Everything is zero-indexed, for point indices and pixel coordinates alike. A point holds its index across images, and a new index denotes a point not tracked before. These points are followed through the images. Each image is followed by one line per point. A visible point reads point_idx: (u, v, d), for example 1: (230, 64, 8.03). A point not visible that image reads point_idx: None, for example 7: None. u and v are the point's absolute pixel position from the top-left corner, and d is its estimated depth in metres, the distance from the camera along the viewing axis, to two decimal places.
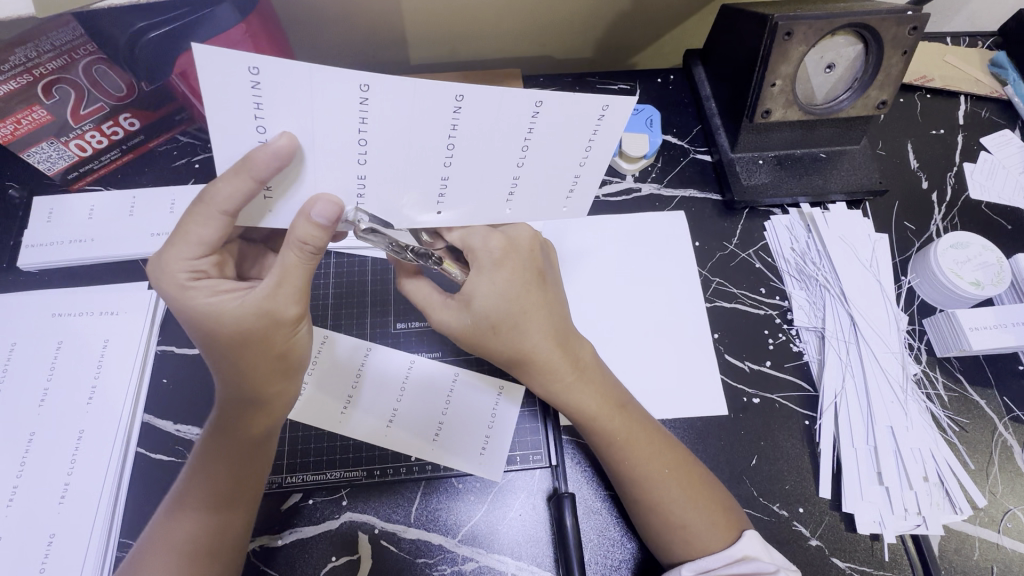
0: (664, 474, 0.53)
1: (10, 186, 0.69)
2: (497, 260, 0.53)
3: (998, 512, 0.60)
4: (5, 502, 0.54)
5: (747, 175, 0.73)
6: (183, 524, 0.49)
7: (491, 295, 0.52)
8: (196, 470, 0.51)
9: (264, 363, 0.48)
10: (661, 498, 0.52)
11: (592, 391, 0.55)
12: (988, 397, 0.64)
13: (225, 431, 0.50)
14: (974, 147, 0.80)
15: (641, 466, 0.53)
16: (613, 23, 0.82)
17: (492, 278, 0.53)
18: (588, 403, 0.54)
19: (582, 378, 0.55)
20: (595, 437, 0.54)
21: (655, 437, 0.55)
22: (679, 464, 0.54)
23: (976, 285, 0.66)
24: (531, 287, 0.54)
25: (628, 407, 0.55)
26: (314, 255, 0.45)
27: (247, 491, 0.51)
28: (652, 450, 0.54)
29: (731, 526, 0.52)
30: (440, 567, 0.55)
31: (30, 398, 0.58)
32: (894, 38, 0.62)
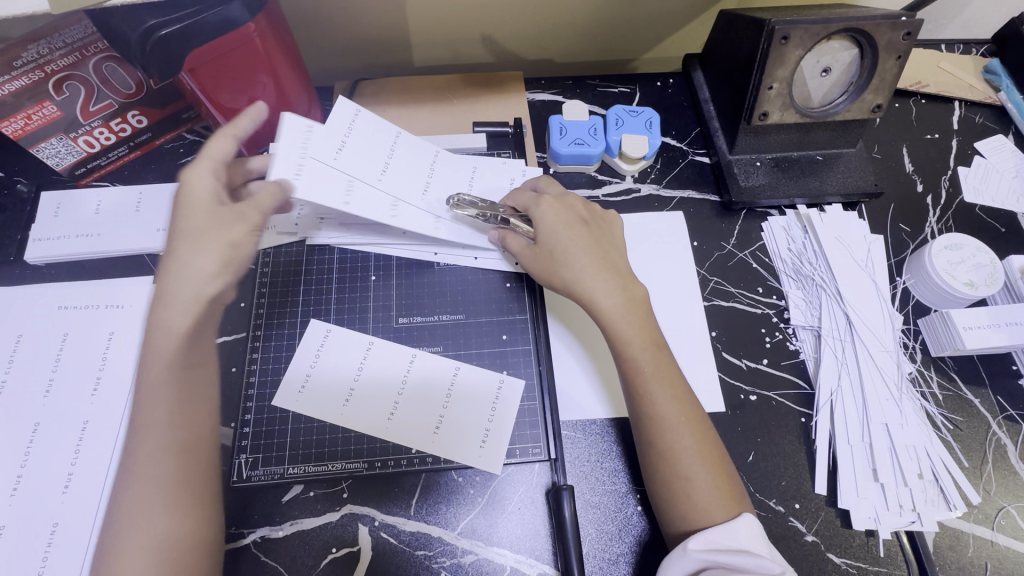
0: (680, 422, 0.53)
1: (18, 182, 0.70)
2: (571, 216, 0.62)
3: (992, 509, 0.60)
4: (9, 491, 0.54)
5: (745, 177, 0.74)
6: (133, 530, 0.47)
7: (547, 227, 0.61)
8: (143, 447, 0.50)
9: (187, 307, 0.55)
10: (675, 447, 0.52)
11: (633, 317, 0.58)
12: (982, 396, 0.65)
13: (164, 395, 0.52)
14: (968, 151, 0.81)
15: (662, 408, 0.54)
16: (615, 27, 0.83)
17: (545, 214, 0.61)
18: (626, 333, 0.57)
19: (630, 303, 0.58)
20: (631, 368, 0.56)
21: (682, 389, 0.55)
22: (697, 419, 0.54)
23: (969, 285, 0.67)
24: (577, 228, 0.61)
25: (664, 349, 0.57)
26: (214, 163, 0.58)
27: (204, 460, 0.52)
28: (676, 395, 0.54)
29: (734, 502, 0.51)
30: (439, 559, 0.55)
31: (34, 389, 0.59)
32: (888, 42, 0.64)
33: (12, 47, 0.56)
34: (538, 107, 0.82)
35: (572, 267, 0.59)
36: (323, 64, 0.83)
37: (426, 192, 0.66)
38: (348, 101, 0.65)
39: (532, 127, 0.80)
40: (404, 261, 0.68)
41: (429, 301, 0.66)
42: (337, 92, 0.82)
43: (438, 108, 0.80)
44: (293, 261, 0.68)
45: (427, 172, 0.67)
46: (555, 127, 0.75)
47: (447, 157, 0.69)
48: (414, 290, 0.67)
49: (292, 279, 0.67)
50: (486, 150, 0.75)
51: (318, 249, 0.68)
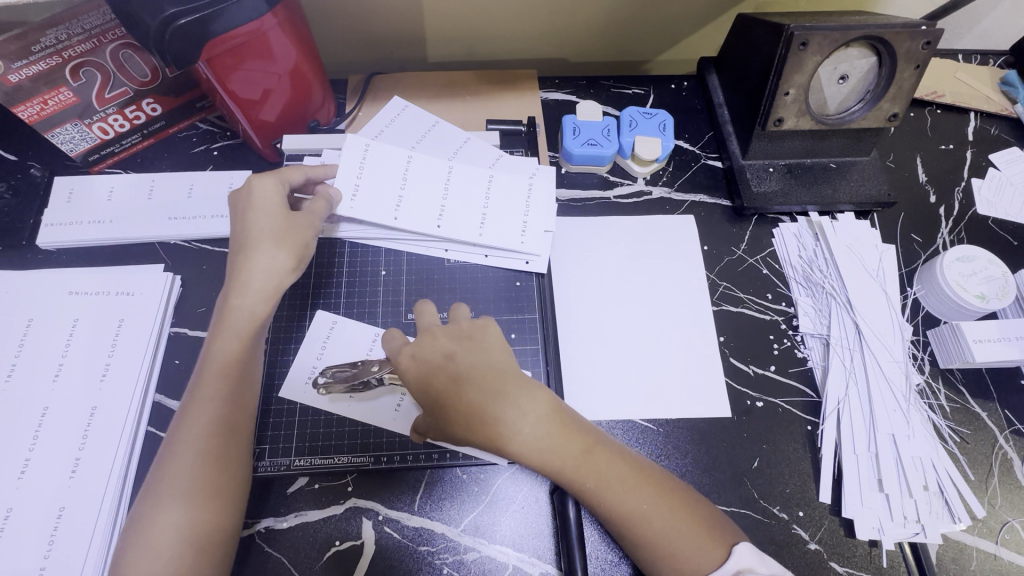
0: (646, 506, 0.50)
1: (32, 166, 0.70)
2: (440, 343, 0.52)
3: (996, 523, 0.60)
4: (18, 473, 0.55)
5: (758, 182, 0.73)
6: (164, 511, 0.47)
7: (426, 376, 0.50)
8: (170, 453, 0.50)
9: (242, 327, 0.55)
10: (652, 530, 0.49)
11: (556, 431, 0.50)
12: (989, 409, 0.65)
13: (213, 391, 0.52)
14: (983, 163, 0.80)
15: (620, 507, 0.49)
16: (630, 27, 0.83)
17: (403, 366, 0.51)
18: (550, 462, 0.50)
19: (548, 420, 0.51)
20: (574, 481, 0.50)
21: (632, 472, 0.51)
22: (662, 493, 0.51)
23: (980, 298, 0.66)
24: (449, 359, 0.51)
25: (595, 446, 0.51)
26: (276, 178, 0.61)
27: (241, 445, 0.52)
28: (629, 487, 0.50)
29: (721, 541, 0.50)
30: (441, 556, 0.55)
31: (44, 374, 0.59)
32: (907, 51, 0.63)
33: (31, 32, 0.55)
34: (552, 107, 0.82)
35: (491, 399, 0.50)
36: (338, 58, 0.83)
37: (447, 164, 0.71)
38: (399, 98, 0.75)
39: (546, 127, 0.80)
40: (415, 257, 0.69)
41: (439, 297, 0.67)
42: (351, 85, 0.82)
43: (451, 105, 0.80)
44: None
45: (450, 154, 0.72)
46: (568, 127, 0.75)
47: (477, 142, 0.73)
48: (425, 288, 0.67)
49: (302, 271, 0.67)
50: (499, 148, 0.75)
51: (328, 243, 0.68)
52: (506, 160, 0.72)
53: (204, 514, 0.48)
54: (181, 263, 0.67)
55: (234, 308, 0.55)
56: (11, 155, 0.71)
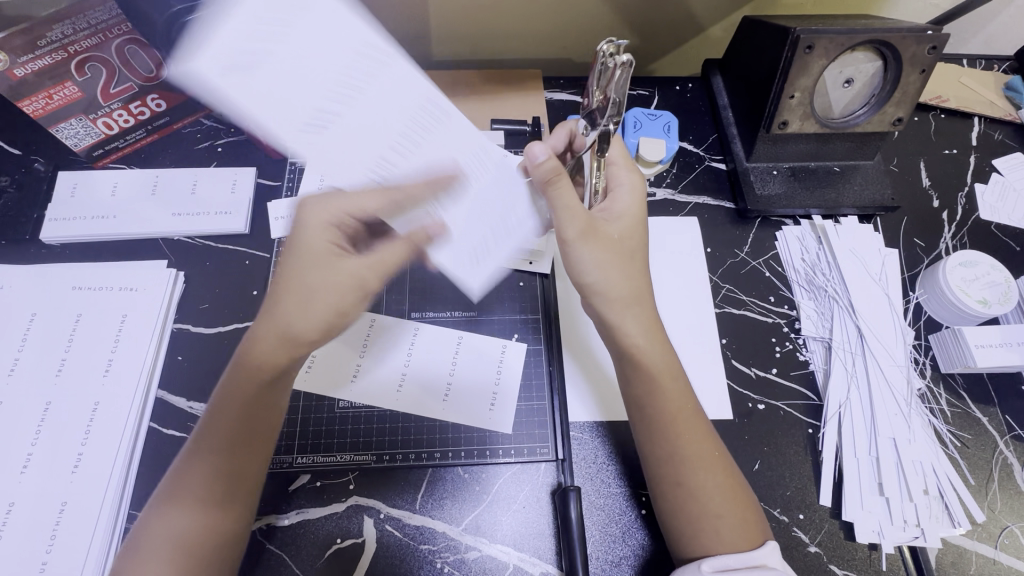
0: (702, 459, 0.53)
1: (36, 160, 0.70)
2: (631, 193, 0.58)
3: (996, 528, 0.60)
4: (20, 469, 0.55)
5: (761, 185, 0.74)
6: (172, 517, 0.48)
7: (626, 203, 0.58)
8: (190, 457, 0.50)
9: (273, 338, 0.50)
10: (695, 483, 0.52)
11: (662, 354, 0.55)
12: (990, 414, 0.65)
13: (228, 404, 0.51)
14: (986, 168, 0.80)
15: (683, 452, 0.53)
16: (635, 28, 0.83)
17: (629, 178, 0.59)
18: (656, 362, 0.55)
19: (653, 333, 0.56)
20: (660, 410, 0.54)
21: (703, 429, 0.54)
22: (716, 456, 0.53)
23: (983, 303, 0.66)
24: (643, 224, 0.58)
25: (680, 375, 0.56)
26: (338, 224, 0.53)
27: (253, 457, 0.51)
28: (695, 432, 0.54)
29: (755, 536, 0.51)
30: (442, 555, 0.55)
31: (47, 368, 0.59)
32: (913, 55, 0.63)
33: (37, 26, 0.56)
34: (556, 107, 0.82)
35: (592, 254, 0.54)
36: None
37: None
38: None
39: (550, 126, 0.80)
40: None
41: (442, 296, 0.67)
42: None
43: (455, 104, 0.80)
44: None
45: None
46: None
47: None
48: (429, 287, 0.67)
49: None
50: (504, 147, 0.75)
51: None
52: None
53: (203, 523, 0.48)
54: (184, 259, 0.67)
55: (265, 336, 0.51)
56: (15, 150, 0.70)
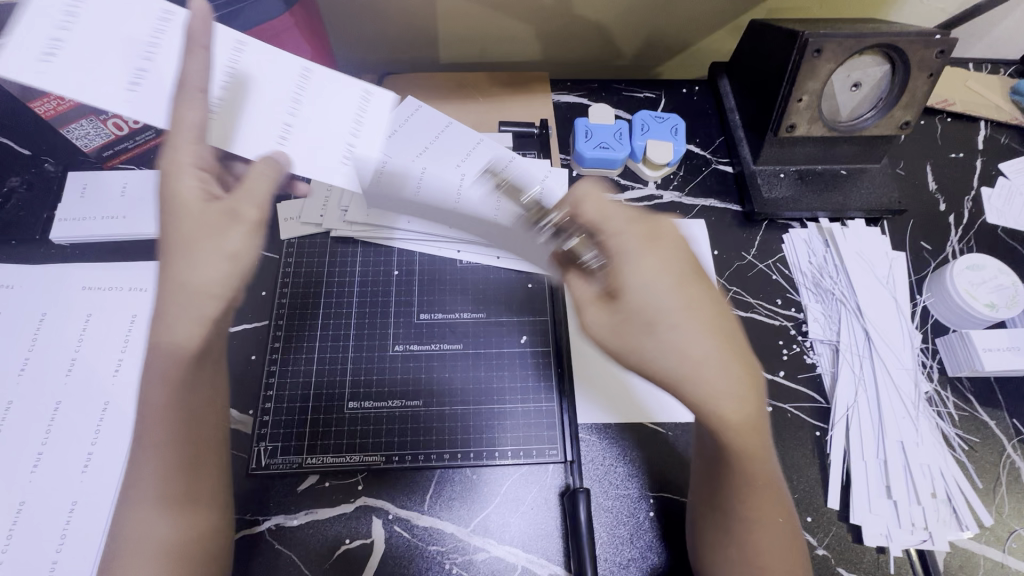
0: (776, 521, 0.49)
1: (46, 161, 0.70)
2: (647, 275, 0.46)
3: (1004, 532, 0.60)
4: (30, 468, 0.55)
5: (769, 188, 0.74)
6: (139, 522, 0.46)
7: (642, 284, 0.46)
8: (140, 456, 0.47)
9: (218, 266, 0.49)
10: (759, 549, 0.49)
11: (756, 438, 0.46)
12: (997, 418, 0.65)
13: (160, 389, 0.48)
14: (992, 172, 0.81)
15: (743, 526, 0.49)
16: (642, 31, 0.83)
17: (656, 279, 0.46)
18: (751, 447, 0.47)
19: (753, 399, 0.45)
20: (745, 485, 0.48)
21: (776, 499, 0.49)
22: (785, 506, 0.50)
23: (990, 307, 0.67)
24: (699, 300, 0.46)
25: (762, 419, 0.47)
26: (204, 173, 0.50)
27: (205, 439, 0.50)
28: (776, 509, 0.49)
29: (799, 562, 0.50)
30: (451, 556, 0.55)
31: (57, 368, 0.59)
32: (921, 60, 0.64)
33: None
34: (564, 109, 0.82)
35: (672, 343, 0.44)
36: (351, 57, 0.83)
37: (462, 161, 0.70)
38: (413, 97, 0.75)
39: (557, 129, 0.80)
40: (427, 257, 0.69)
41: (450, 297, 0.67)
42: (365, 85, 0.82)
43: (463, 106, 0.80)
44: (314, 252, 0.68)
45: (465, 152, 0.71)
46: (580, 130, 0.75)
47: (490, 144, 0.73)
48: (437, 289, 0.67)
49: (314, 269, 0.67)
50: (512, 150, 0.75)
51: (341, 241, 0.69)
52: (518, 163, 0.73)
53: (182, 523, 0.47)
54: None
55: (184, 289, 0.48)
56: (25, 151, 0.71)
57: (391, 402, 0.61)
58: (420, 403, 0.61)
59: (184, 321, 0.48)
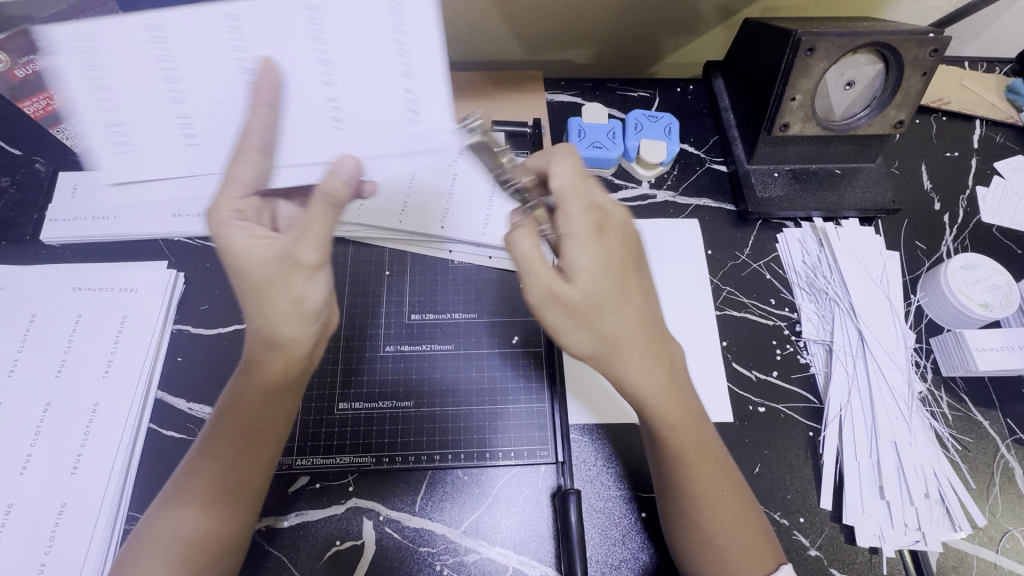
0: (718, 493, 0.51)
1: (36, 161, 0.70)
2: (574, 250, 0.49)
3: (997, 532, 0.60)
4: (18, 470, 0.54)
5: (762, 187, 0.74)
6: (177, 516, 0.48)
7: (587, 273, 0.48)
8: (204, 449, 0.50)
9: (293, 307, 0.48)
10: (708, 521, 0.50)
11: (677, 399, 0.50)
12: (991, 418, 0.65)
13: (242, 392, 0.50)
14: (987, 171, 0.80)
15: (688, 496, 0.51)
16: (637, 30, 0.83)
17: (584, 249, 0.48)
18: (661, 411, 0.50)
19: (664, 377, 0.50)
20: (681, 462, 0.51)
21: (721, 464, 0.52)
22: (728, 480, 0.52)
23: (984, 306, 0.66)
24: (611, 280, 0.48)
25: (698, 420, 0.52)
26: (337, 206, 0.48)
27: (263, 454, 0.51)
28: (716, 477, 0.51)
29: (768, 555, 0.51)
30: (442, 557, 0.55)
31: (47, 369, 0.59)
32: (915, 58, 0.63)
33: None
34: (557, 108, 0.82)
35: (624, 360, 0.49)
36: None
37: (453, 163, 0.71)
38: None
39: (551, 128, 0.80)
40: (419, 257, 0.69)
41: (442, 297, 0.67)
42: None
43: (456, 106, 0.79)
44: None
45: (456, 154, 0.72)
46: (573, 129, 0.75)
47: None
48: (428, 289, 0.67)
49: None
50: None
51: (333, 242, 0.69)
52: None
53: (208, 521, 0.48)
54: (184, 259, 0.67)
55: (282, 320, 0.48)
56: (16, 150, 0.70)
57: (382, 403, 0.61)
58: (411, 404, 0.61)
59: (269, 363, 0.49)
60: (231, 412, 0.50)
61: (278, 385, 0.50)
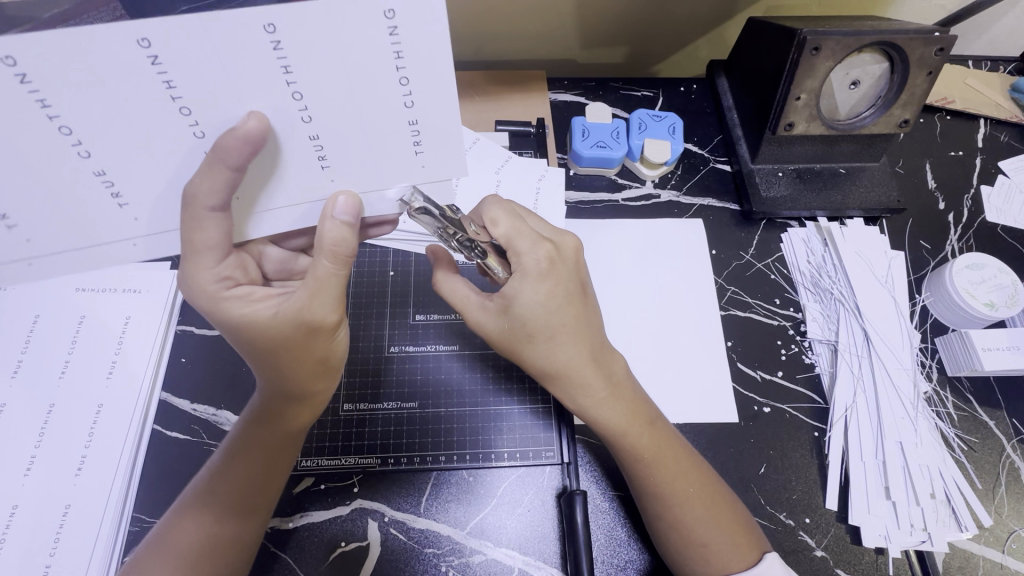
0: (687, 492, 0.52)
1: None
2: (531, 281, 0.52)
3: (1003, 532, 0.60)
4: (22, 472, 0.54)
5: (767, 187, 0.73)
6: (192, 527, 0.48)
7: (535, 305, 0.51)
8: (222, 471, 0.50)
9: (311, 367, 0.48)
10: (684, 517, 0.52)
11: (622, 408, 0.54)
12: (997, 418, 0.65)
13: (265, 427, 0.50)
14: (991, 170, 0.80)
15: (667, 490, 0.52)
16: (641, 27, 0.82)
17: (536, 287, 0.52)
18: (614, 419, 0.53)
19: (615, 398, 0.54)
20: (647, 465, 0.53)
21: (685, 459, 0.54)
22: (703, 482, 0.54)
23: (989, 306, 0.66)
24: (570, 303, 0.53)
25: (657, 424, 0.55)
26: (348, 259, 0.44)
27: (278, 478, 0.52)
28: (674, 472, 0.53)
29: (752, 546, 0.52)
30: (447, 559, 0.55)
31: (50, 371, 0.59)
32: (921, 57, 0.63)
33: None
34: (560, 108, 0.81)
35: (588, 398, 0.54)
36: None
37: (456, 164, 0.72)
38: None
39: (554, 128, 0.80)
40: (422, 258, 0.69)
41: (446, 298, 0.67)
42: None
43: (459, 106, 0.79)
44: None
45: None
46: (577, 129, 0.74)
47: (485, 145, 0.74)
48: (433, 289, 0.67)
49: None
50: (508, 150, 0.75)
51: None
52: (514, 163, 0.73)
53: (224, 533, 0.49)
54: None
55: (308, 370, 0.48)
56: None
57: (387, 404, 0.61)
58: (414, 406, 0.61)
59: (300, 407, 0.51)
60: (251, 441, 0.50)
61: (299, 418, 0.51)
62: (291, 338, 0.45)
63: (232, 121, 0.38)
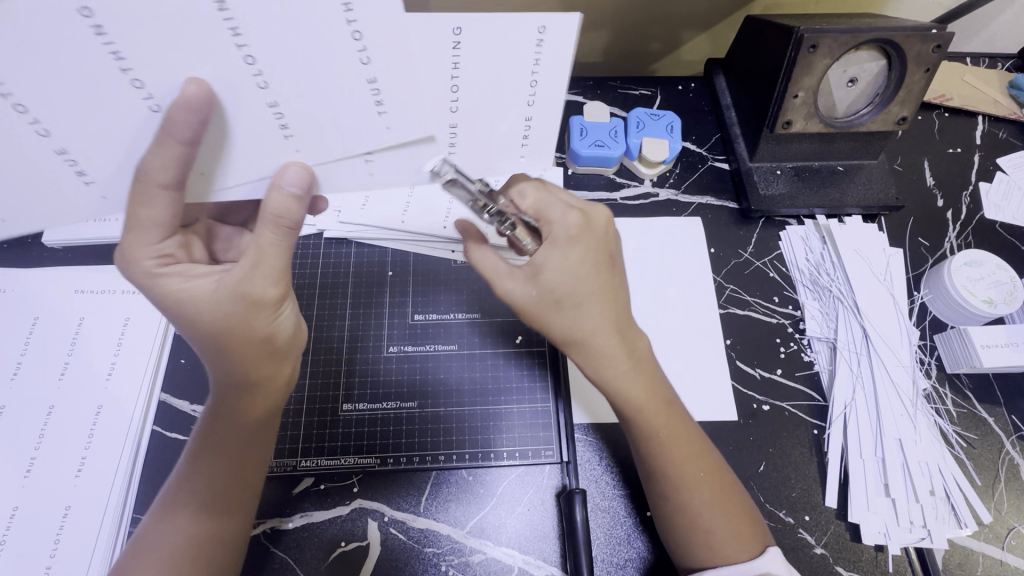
0: (698, 478, 0.52)
1: None
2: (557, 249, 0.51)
3: (1003, 529, 0.60)
4: (22, 474, 0.54)
5: (765, 185, 0.73)
6: (171, 530, 0.48)
7: (563, 273, 0.51)
8: (190, 471, 0.50)
9: (260, 350, 0.48)
10: (691, 504, 0.52)
11: (643, 378, 0.53)
12: (996, 414, 0.65)
13: (224, 421, 0.50)
14: (990, 167, 0.80)
15: (677, 473, 0.52)
16: (638, 25, 0.82)
17: (566, 253, 0.52)
18: (636, 393, 0.53)
19: (644, 377, 0.53)
20: (659, 448, 0.53)
21: (696, 440, 0.54)
22: (713, 468, 0.53)
23: (988, 303, 0.66)
24: (600, 270, 0.52)
25: (673, 404, 0.54)
26: (289, 229, 0.45)
27: (252, 471, 0.51)
28: (689, 453, 0.53)
29: (756, 540, 0.51)
30: (446, 558, 0.55)
31: (50, 372, 0.59)
32: (918, 55, 0.63)
33: None
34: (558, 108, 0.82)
35: (613, 370, 0.53)
36: None
37: None
38: None
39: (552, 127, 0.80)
40: (420, 258, 0.69)
41: (445, 298, 0.67)
42: None
43: None
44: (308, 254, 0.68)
45: None
46: (575, 128, 0.74)
47: None
48: (432, 289, 0.67)
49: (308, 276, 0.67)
50: None
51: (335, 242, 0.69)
52: None
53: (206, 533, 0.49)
54: None
55: (251, 354, 0.48)
56: None
57: (387, 403, 0.61)
58: (414, 405, 0.61)
59: (257, 396, 0.50)
60: (216, 439, 0.50)
61: (258, 408, 0.50)
62: (241, 316, 0.45)
63: (177, 91, 0.37)
